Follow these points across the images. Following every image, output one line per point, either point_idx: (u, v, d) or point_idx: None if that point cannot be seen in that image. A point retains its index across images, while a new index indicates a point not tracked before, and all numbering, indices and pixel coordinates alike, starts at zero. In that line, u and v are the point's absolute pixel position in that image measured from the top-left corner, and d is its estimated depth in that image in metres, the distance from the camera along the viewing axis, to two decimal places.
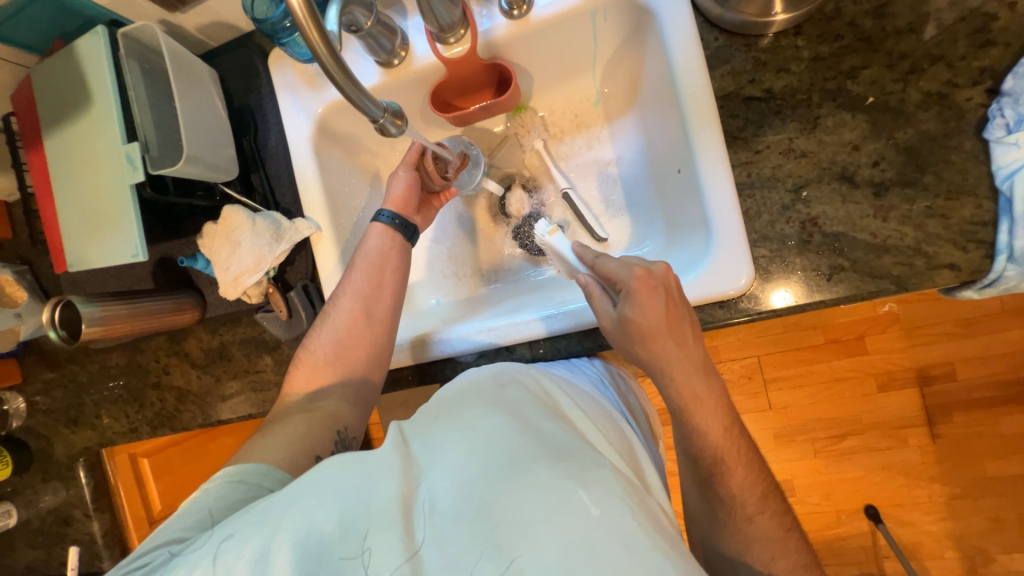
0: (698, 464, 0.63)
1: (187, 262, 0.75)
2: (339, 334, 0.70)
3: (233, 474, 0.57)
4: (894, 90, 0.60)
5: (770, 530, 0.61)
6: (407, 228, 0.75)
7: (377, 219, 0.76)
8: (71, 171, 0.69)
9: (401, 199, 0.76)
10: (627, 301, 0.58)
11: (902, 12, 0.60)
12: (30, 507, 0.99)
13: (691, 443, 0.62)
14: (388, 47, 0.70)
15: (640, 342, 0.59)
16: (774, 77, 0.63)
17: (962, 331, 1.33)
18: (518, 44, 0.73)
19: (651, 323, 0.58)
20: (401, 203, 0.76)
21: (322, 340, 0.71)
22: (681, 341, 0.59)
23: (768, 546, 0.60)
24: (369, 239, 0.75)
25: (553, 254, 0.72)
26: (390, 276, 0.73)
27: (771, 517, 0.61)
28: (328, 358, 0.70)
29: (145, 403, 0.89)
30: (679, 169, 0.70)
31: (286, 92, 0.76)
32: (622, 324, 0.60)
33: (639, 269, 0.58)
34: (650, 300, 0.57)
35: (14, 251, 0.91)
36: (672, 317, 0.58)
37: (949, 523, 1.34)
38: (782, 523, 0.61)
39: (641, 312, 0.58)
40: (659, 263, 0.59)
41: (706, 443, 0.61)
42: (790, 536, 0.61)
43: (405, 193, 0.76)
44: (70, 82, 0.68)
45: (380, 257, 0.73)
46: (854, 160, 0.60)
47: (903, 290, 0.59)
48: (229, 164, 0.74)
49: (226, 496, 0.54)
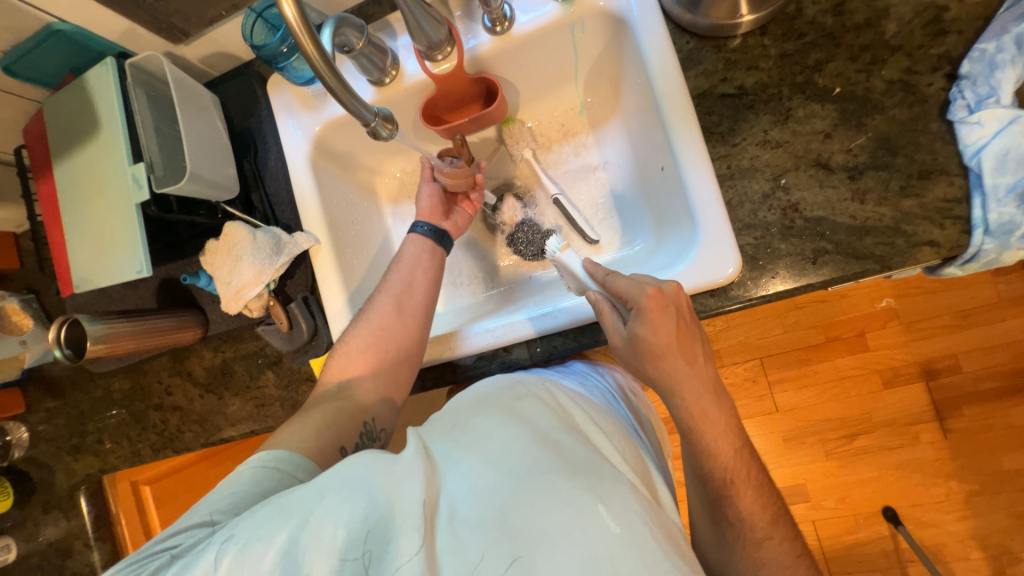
0: (707, 486, 0.62)
1: (190, 279, 0.76)
2: (372, 329, 0.71)
3: (267, 460, 0.58)
4: (859, 80, 0.63)
5: (782, 557, 0.60)
6: (438, 236, 0.79)
7: (412, 230, 0.79)
8: (79, 195, 0.72)
9: (430, 209, 0.80)
10: (638, 319, 0.59)
11: (859, 9, 0.64)
12: (31, 541, 0.97)
13: (701, 463, 0.62)
14: (380, 65, 0.74)
15: (649, 359, 0.60)
16: (744, 74, 0.67)
17: (961, 322, 1.33)
18: (503, 58, 0.77)
19: (661, 342, 0.59)
20: (431, 213, 0.80)
21: (356, 336, 0.72)
22: (691, 360, 0.60)
23: (777, 570, 0.59)
24: (406, 246, 0.79)
25: (564, 271, 0.72)
26: (422, 276, 0.76)
27: (782, 543, 0.60)
28: (362, 349, 0.71)
29: (147, 426, 0.89)
30: (663, 167, 0.73)
31: (284, 113, 0.80)
32: (631, 341, 0.60)
33: (650, 287, 0.58)
34: (660, 318, 0.58)
35: (21, 280, 0.93)
36: (682, 335, 0.59)
37: (971, 522, 1.31)
38: (793, 551, 0.60)
39: (652, 330, 0.58)
40: (670, 282, 0.59)
41: (715, 463, 0.61)
42: (800, 563, 0.59)
43: (433, 203, 0.80)
44: (81, 112, 0.72)
45: (417, 263, 0.77)
46: (827, 148, 0.63)
47: (888, 269, 0.60)
48: (230, 182, 0.77)
49: (261, 482, 0.56)
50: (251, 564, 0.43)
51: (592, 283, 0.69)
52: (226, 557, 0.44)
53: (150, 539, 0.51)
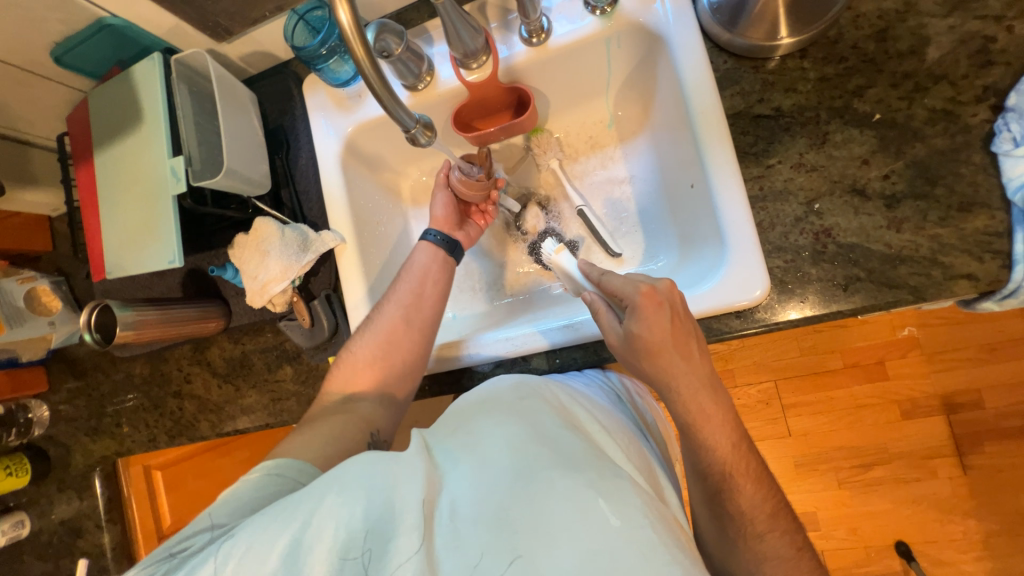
0: (706, 480, 0.60)
1: (217, 271, 0.78)
2: (379, 338, 0.71)
3: (270, 467, 0.58)
4: (900, 107, 0.62)
5: (783, 551, 0.57)
6: (451, 246, 0.79)
7: (423, 237, 0.80)
8: (117, 184, 0.74)
9: (444, 218, 0.81)
10: (632, 316, 0.58)
11: (904, 35, 0.63)
12: (44, 518, 0.99)
13: (699, 458, 0.60)
14: (416, 71, 0.74)
15: (645, 356, 0.58)
16: (782, 96, 0.66)
17: (986, 356, 1.30)
18: (537, 69, 0.77)
19: (657, 338, 0.57)
20: (444, 222, 0.81)
21: (363, 343, 0.72)
22: (687, 356, 0.58)
23: (782, 566, 0.56)
24: (415, 253, 0.79)
25: (560, 273, 0.74)
26: (431, 288, 0.76)
27: (782, 536, 0.58)
28: (368, 360, 0.71)
29: (165, 412, 0.90)
30: (692, 184, 0.72)
31: (318, 113, 0.81)
32: (628, 339, 0.59)
33: (644, 285, 0.58)
34: (655, 314, 0.57)
35: (53, 262, 0.96)
36: (677, 331, 0.57)
37: (987, 563, 1.27)
38: (794, 543, 0.58)
39: (647, 327, 0.57)
40: (664, 279, 0.58)
41: (713, 459, 0.59)
42: (802, 556, 0.57)
43: (448, 213, 0.81)
44: (124, 103, 0.74)
45: (423, 266, 0.77)
46: (864, 174, 0.62)
47: (922, 301, 0.59)
48: (263, 178, 0.78)
49: (264, 488, 0.55)
50: (252, 568, 0.42)
51: (588, 284, 0.70)
52: (229, 562, 0.43)
53: (160, 545, 0.51)
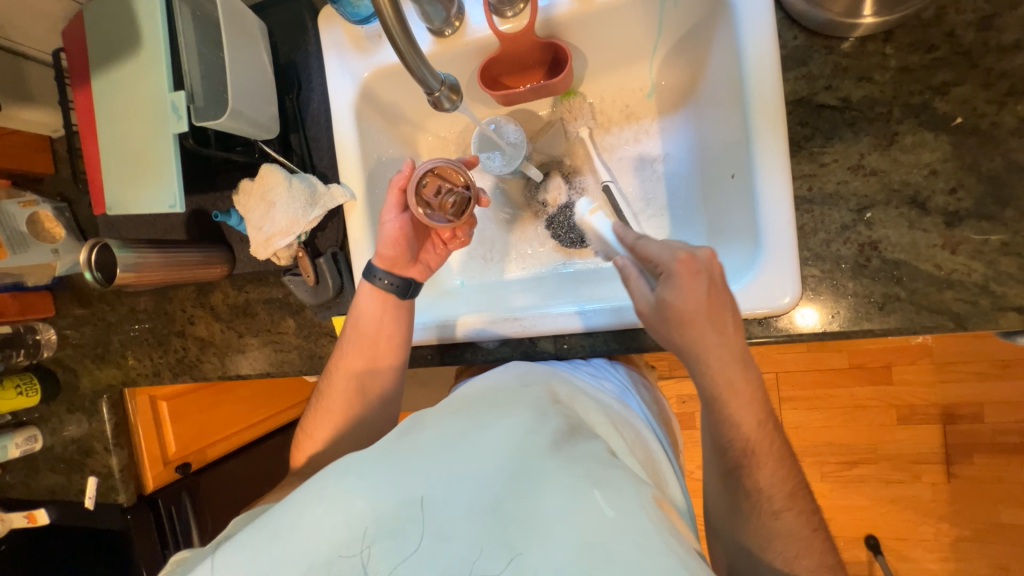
0: (726, 455, 0.59)
1: (222, 217, 0.74)
2: (338, 416, 0.73)
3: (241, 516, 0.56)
4: (987, 112, 0.55)
5: (796, 528, 0.57)
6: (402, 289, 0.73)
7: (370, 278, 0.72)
8: (115, 114, 0.69)
9: (390, 256, 0.72)
10: (666, 283, 0.55)
11: (1010, 25, 0.55)
12: (55, 435, 1.02)
13: (721, 433, 0.59)
14: (443, 15, 0.66)
15: (677, 327, 0.55)
16: (852, 85, 0.59)
17: (997, 372, 1.27)
18: (580, 23, 0.69)
19: (691, 307, 0.54)
20: (392, 260, 0.72)
21: (320, 424, 0.73)
22: (721, 330, 0.55)
23: (791, 544, 0.56)
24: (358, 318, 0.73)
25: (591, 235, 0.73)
26: (378, 362, 0.73)
27: (799, 515, 0.57)
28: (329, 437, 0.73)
29: (169, 350, 0.91)
30: (733, 173, 0.66)
31: (333, 52, 0.74)
32: (659, 308, 0.56)
33: (683, 252, 0.55)
34: (691, 283, 0.54)
35: (54, 187, 0.93)
36: (713, 304, 0.55)
37: (951, 563, 1.31)
38: (809, 523, 0.57)
39: (682, 296, 0.54)
40: (705, 247, 0.55)
41: (736, 434, 0.58)
42: (816, 537, 0.57)
43: (396, 249, 0.71)
44: (120, 23, 0.67)
45: (366, 339, 0.72)
46: (929, 185, 0.56)
47: (961, 329, 0.56)
48: (271, 122, 0.73)
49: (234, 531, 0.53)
50: None
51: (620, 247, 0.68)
52: None
53: None
